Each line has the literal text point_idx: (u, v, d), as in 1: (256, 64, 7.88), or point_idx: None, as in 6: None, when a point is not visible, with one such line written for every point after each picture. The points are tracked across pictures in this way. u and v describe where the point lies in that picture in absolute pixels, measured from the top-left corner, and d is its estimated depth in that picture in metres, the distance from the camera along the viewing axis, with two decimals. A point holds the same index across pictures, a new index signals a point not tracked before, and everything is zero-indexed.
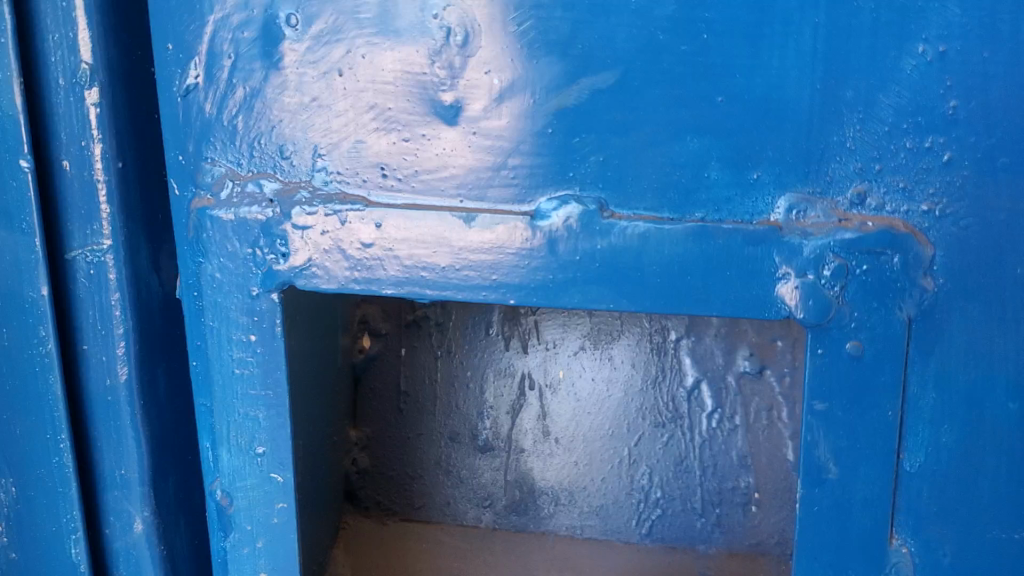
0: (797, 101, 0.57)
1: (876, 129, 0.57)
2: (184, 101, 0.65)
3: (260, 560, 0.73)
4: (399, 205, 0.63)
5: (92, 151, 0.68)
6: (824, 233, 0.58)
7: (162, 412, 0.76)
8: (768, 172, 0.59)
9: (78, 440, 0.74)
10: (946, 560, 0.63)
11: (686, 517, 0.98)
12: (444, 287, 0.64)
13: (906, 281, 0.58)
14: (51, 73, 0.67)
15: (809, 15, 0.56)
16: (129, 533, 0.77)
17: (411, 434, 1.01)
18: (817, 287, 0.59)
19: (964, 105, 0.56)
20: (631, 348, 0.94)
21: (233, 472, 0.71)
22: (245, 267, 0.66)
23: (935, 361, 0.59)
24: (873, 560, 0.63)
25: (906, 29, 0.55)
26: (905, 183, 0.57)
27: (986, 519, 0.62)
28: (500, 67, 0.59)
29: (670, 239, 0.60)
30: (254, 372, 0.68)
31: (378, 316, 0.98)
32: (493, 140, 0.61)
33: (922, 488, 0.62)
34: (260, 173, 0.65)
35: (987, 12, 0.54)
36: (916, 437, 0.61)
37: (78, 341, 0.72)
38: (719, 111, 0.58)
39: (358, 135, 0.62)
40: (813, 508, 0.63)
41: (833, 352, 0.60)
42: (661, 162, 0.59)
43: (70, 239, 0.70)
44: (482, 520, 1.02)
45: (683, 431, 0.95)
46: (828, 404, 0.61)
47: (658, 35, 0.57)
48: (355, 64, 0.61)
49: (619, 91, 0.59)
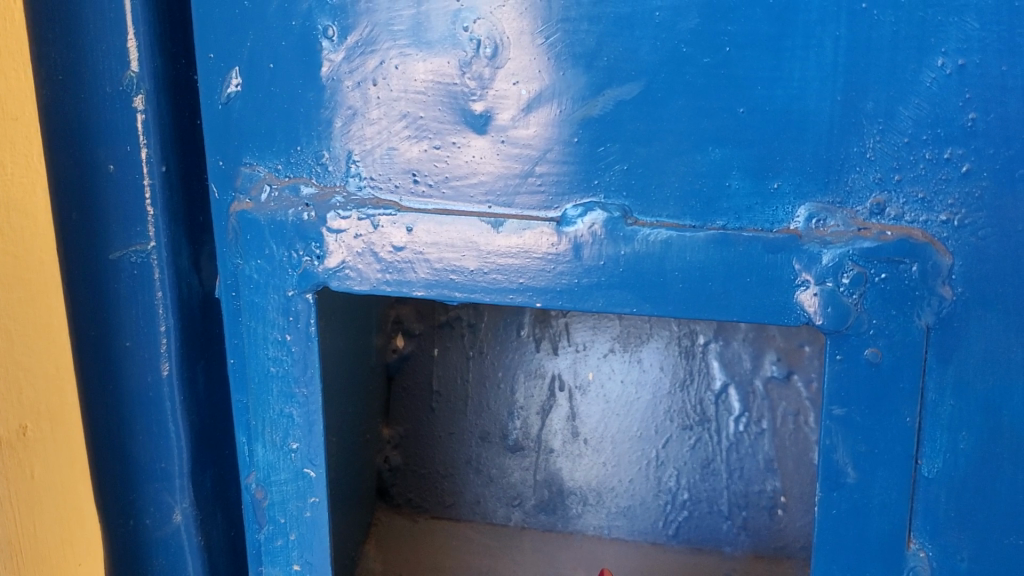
0: (817, 112, 0.58)
1: (896, 140, 0.58)
2: (226, 108, 0.67)
3: (293, 553, 0.75)
4: (429, 210, 0.65)
5: (138, 156, 0.71)
6: (844, 241, 0.60)
7: (200, 408, 0.78)
8: (789, 181, 0.60)
9: (120, 433, 0.77)
10: (964, 565, 0.64)
11: (711, 519, 0.99)
12: (472, 290, 0.66)
13: (924, 290, 0.59)
14: (98, 81, 0.69)
15: (830, 28, 0.57)
16: (169, 523, 0.79)
17: (442, 432, 1.03)
18: (836, 295, 0.60)
19: (982, 118, 0.57)
20: (660, 352, 0.96)
21: (269, 466, 0.73)
22: (280, 269, 0.68)
23: (953, 368, 0.60)
24: (891, 564, 0.64)
25: (926, 43, 0.56)
26: (924, 193, 0.59)
27: (1003, 525, 0.63)
28: (528, 78, 0.61)
29: (692, 246, 0.61)
30: (289, 371, 0.71)
31: (411, 316, 1.01)
32: (521, 148, 0.63)
33: (940, 494, 0.63)
34: (297, 178, 0.67)
35: (1006, 26, 0.55)
36: (933, 442, 0.62)
37: (122, 338, 0.75)
38: (740, 121, 0.59)
39: (391, 143, 0.65)
40: (831, 510, 0.64)
41: (853, 358, 0.61)
42: (684, 171, 0.61)
43: (115, 241, 0.73)
44: (511, 518, 1.04)
45: (710, 435, 0.97)
46: (847, 409, 0.62)
47: (682, 47, 0.59)
48: (388, 74, 0.63)
49: (643, 102, 0.60)
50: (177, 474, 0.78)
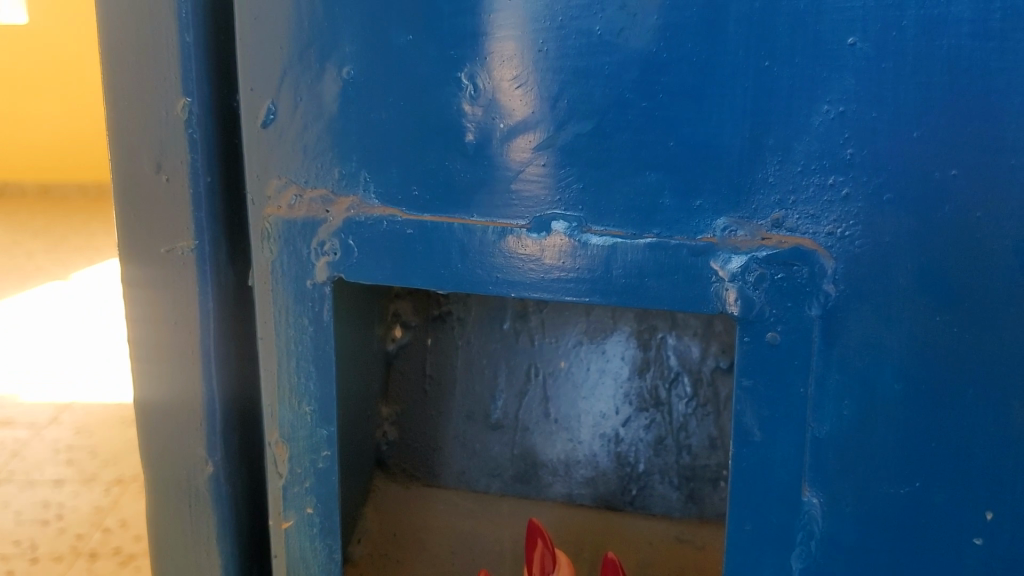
0: (729, 146, 0.74)
1: (792, 169, 0.74)
2: (264, 130, 0.83)
3: (307, 497, 0.91)
4: (426, 218, 0.81)
5: (187, 169, 0.86)
6: (749, 248, 0.75)
7: (230, 378, 0.93)
8: (709, 200, 0.76)
9: (166, 396, 0.93)
10: (848, 509, 0.78)
11: (664, 488, 1.14)
12: (459, 281, 0.82)
13: (813, 287, 0.75)
14: (157, 106, 0.85)
15: (741, 81, 0.73)
16: (200, 474, 0.94)
17: (434, 412, 1.20)
18: (744, 290, 0.76)
19: (858, 152, 0.72)
20: (622, 343, 1.13)
21: (290, 426, 0.89)
22: (304, 262, 0.84)
23: (837, 351, 0.76)
24: (790, 506, 0.80)
25: (815, 93, 0.72)
26: (813, 211, 0.74)
27: (879, 477, 0.77)
28: (505, 115, 0.78)
29: (632, 250, 0.78)
30: (307, 346, 0.87)
31: (408, 310, 1.19)
32: (500, 170, 0.79)
33: (829, 451, 0.78)
34: (320, 189, 0.83)
35: (876, 82, 0.71)
36: (822, 410, 0.77)
37: (171, 317, 0.91)
38: (670, 152, 0.75)
39: (398, 163, 0.81)
40: (742, 463, 0.80)
41: (757, 340, 0.77)
42: (628, 190, 0.77)
43: (167, 236, 0.89)
44: (492, 487, 1.19)
45: (663, 416, 1.13)
46: (752, 380, 0.78)
47: (625, 94, 0.75)
48: (394, 109, 0.79)
49: (596, 135, 0.76)
50: (209, 432, 0.93)
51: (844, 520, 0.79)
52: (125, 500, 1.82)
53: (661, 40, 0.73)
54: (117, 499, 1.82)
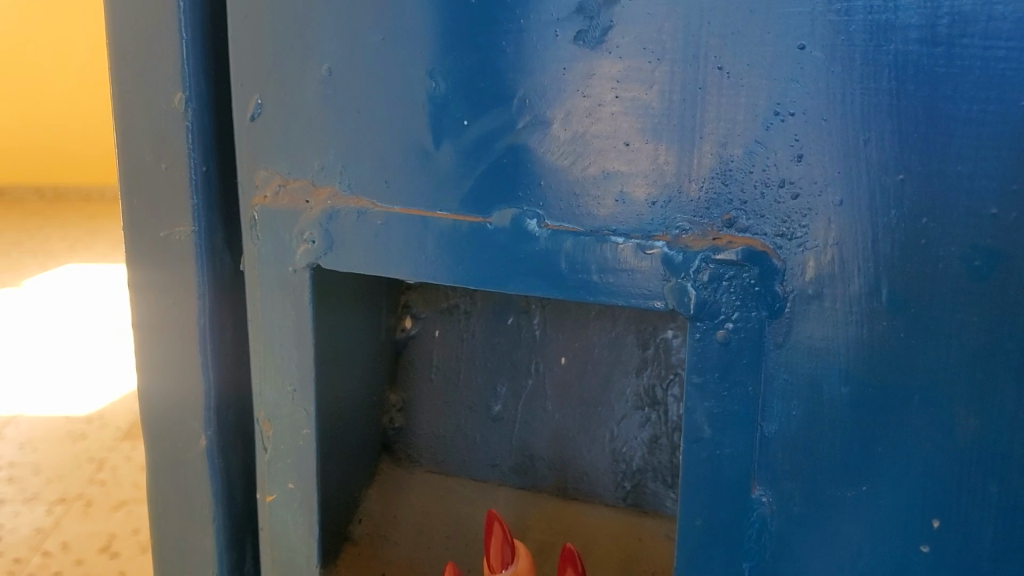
0: (681, 146, 0.76)
1: (741, 170, 0.75)
2: (253, 122, 0.89)
3: (289, 473, 0.95)
4: (397, 209, 0.85)
5: (184, 159, 0.91)
6: (700, 247, 0.76)
7: (225, 357, 0.99)
8: (662, 199, 0.78)
9: (165, 373, 0.98)
10: (797, 509, 0.80)
11: (658, 487, 1.15)
12: (425, 273, 0.85)
13: (762, 288, 0.76)
14: (158, 99, 0.91)
15: (692, 84, 0.74)
16: (195, 447, 0.99)
17: (438, 401, 1.24)
18: (693, 289, 0.77)
19: (806, 156, 0.73)
20: (624, 341, 1.13)
21: (274, 404, 0.94)
22: (287, 250, 0.89)
23: (785, 352, 0.77)
24: (739, 504, 0.81)
25: (764, 97, 0.73)
26: (762, 213, 0.75)
27: (827, 479, 0.78)
28: (470, 112, 0.81)
29: (587, 247, 0.80)
30: (288, 328, 0.91)
31: (419, 302, 1.24)
32: (466, 165, 0.82)
33: (778, 449, 0.79)
34: (302, 178, 0.88)
35: (824, 87, 0.71)
36: (772, 410, 0.78)
37: (169, 298, 0.96)
38: (624, 152, 0.78)
39: (373, 157, 0.85)
40: (691, 459, 0.81)
41: (707, 338, 0.78)
42: (585, 188, 0.80)
43: (165, 222, 0.94)
44: (491, 477, 1.22)
45: (659, 416, 1.12)
46: (702, 377, 0.79)
47: (581, 95, 0.78)
48: (369, 105, 0.84)
49: (553, 134, 0.79)
50: (204, 407, 0.98)
51: (792, 518, 0.80)
52: (65, 522, 2.09)
53: (615, 44, 0.76)
54: (58, 520, 2.09)
